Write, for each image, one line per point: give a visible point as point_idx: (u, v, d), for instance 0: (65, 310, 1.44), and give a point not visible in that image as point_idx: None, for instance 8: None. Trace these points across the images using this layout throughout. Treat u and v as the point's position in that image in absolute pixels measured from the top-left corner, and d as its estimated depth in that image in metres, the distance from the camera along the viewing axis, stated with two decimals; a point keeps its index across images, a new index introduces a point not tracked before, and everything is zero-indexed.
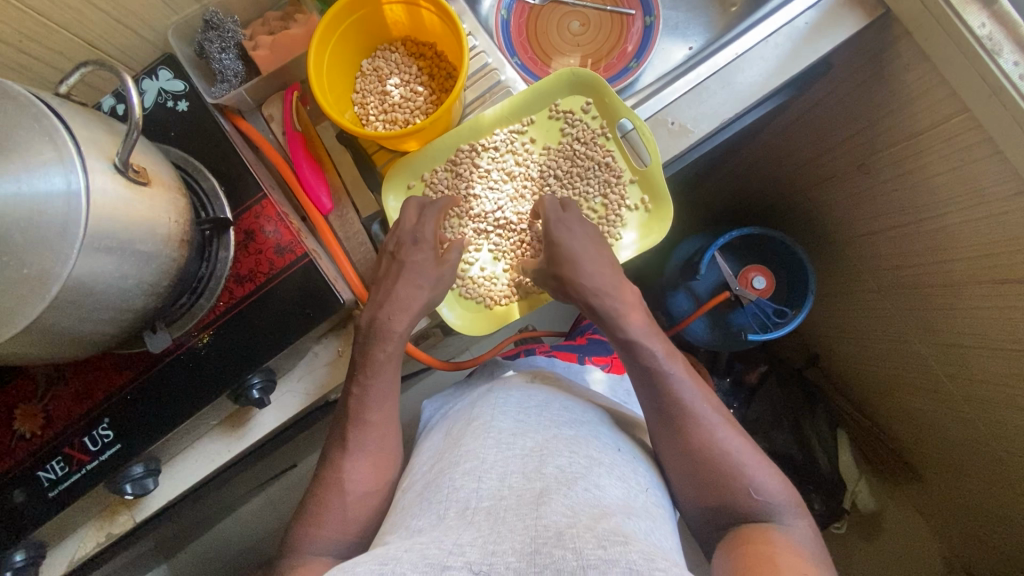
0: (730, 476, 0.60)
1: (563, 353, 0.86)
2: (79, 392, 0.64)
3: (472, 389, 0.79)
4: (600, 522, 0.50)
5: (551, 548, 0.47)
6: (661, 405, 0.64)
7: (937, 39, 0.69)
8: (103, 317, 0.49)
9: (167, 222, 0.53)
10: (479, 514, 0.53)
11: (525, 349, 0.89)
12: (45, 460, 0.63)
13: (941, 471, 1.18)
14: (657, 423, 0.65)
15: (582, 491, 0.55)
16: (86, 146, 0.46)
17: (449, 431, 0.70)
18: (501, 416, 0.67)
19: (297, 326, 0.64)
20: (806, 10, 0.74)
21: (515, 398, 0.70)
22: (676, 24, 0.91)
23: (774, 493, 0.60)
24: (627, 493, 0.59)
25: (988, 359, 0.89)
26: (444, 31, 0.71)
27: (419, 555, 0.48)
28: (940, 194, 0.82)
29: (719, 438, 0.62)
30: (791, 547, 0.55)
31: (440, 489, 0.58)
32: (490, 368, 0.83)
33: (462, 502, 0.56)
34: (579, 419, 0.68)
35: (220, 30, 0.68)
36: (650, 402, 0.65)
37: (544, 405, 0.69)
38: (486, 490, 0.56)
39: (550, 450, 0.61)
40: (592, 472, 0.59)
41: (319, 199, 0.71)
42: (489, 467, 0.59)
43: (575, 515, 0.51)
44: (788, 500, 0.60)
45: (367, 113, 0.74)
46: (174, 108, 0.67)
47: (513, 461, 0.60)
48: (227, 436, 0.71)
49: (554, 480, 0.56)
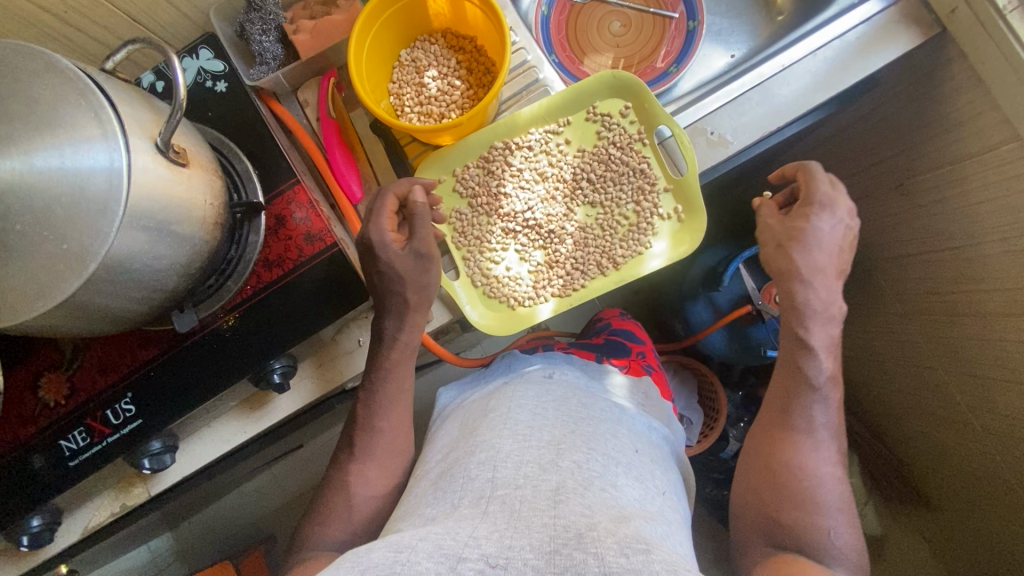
0: (805, 503, 0.60)
1: (585, 352, 0.83)
2: (104, 365, 0.64)
3: (490, 377, 0.79)
4: (620, 526, 0.50)
5: (571, 550, 0.47)
6: (784, 421, 0.64)
7: (994, 63, 0.67)
8: (135, 295, 0.50)
9: (203, 204, 0.52)
10: (495, 505, 0.54)
11: (544, 345, 0.87)
12: (67, 430, 0.63)
13: (951, 501, 1.16)
14: (782, 429, 0.64)
15: (599, 493, 0.56)
16: (130, 125, 0.45)
17: (465, 421, 0.70)
18: (518, 407, 0.67)
19: (322, 315, 0.64)
20: (857, 25, 0.72)
21: (532, 392, 0.70)
22: (720, 30, 0.89)
23: (848, 545, 0.59)
24: (643, 496, 0.59)
25: (1014, 394, 0.87)
26: (486, 25, 0.70)
27: (434, 546, 0.47)
28: (981, 221, 0.80)
29: (813, 467, 0.61)
30: None
31: (455, 480, 0.59)
32: (508, 360, 0.81)
33: (478, 492, 0.56)
34: (598, 415, 0.67)
35: (262, 12, 0.67)
36: (789, 408, 0.64)
37: (562, 400, 0.69)
38: (501, 479, 0.57)
39: (567, 444, 0.61)
40: (609, 472, 0.59)
41: (350, 188, 0.71)
42: (506, 457, 0.59)
43: (592, 517, 0.51)
44: (857, 558, 0.59)
45: (403, 104, 0.73)
46: (212, 88, 0.67)
47: (529, 452, 0.60)
48: (245, 418, 0.71)
49: (571, 477, 0.57)
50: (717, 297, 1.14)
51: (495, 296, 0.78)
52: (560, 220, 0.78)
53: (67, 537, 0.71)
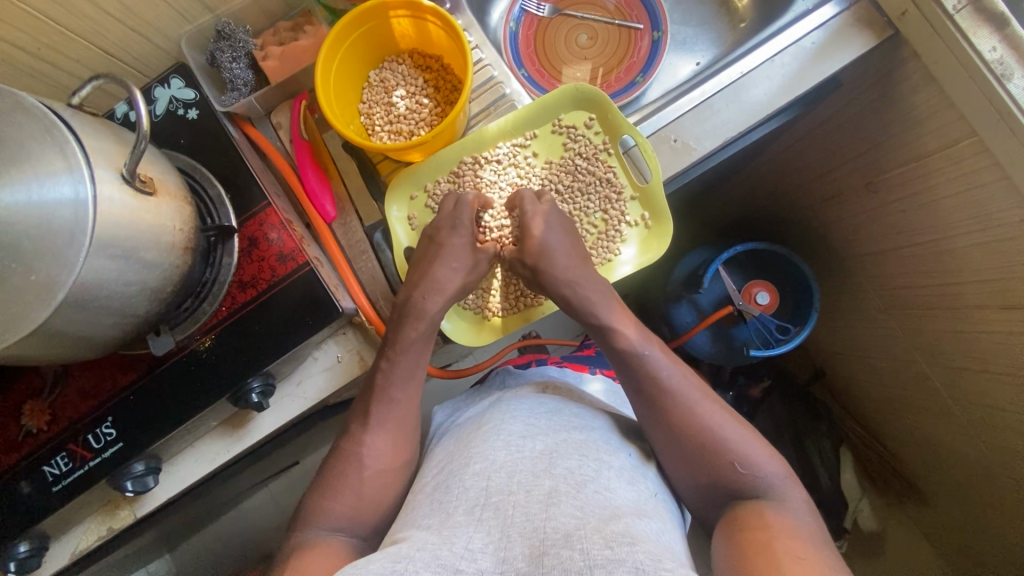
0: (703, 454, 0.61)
1: (576, 364, 0.86)
2: (83, 390, 0.65)
3: (484, 396, 0.79)
4: (609, 524, 0.50)
5: (558, 550, 0.48)
6: (639, 391, 0.66)
7: (946, 63, 0.69)
8: (107, 321, 0.51)
9: (172, 230, 0.54)
10: (489, 513, 0.54)
11: (536, 358, 0.89)
12: (50, 456, 0.64)
13: (944, 492, 1.17)
14: (640, 406, 0.67)
15: (593, 494, 0.56)
16: (94, 156, 0.47)
17: (460, 436, 0.69)
18: (511, 419, 0.67)
19: (298, 333, 0.65)
20: (814, 31, 0.74)
21: (526, 404, 0.70)
22: (685, 39, 0.92)
23: (762, 465, 0.60)
24: (638, 496, 0.59)
25: (995, 384, 0.87)
26: (450, 44, 0.72)
27: (431, 556, 0.48)
28: (947, 215, 0.81)
29: (694, 412, 0.63)
30: (789, 527, 0.54)
31: (449, 490, 0.58)
32: (502, 376, 0.84)
33: (473, 500, 0.56)
34: (590, 424, 0.68)
35: (231, 40, 0.69)
36: (631, 386, 0.67)
37: (556, 411, 0.69)
38: (495, 486, 0.57)
39: (560, 452, 0.61)
40: (601, 476, 0.59)
41: (323, 207, 0.73)
42: (499, 467, 0.59)
43: (583, 517, 0.52)
44: (777, 471, 0.60)
45: (373, 123, 0.75)
46: (184, 116, 0.68)
47: (522, 461, 0.60)
48: (227, 437, 0.72)
49: (564, 481, 0.57)
50: (699, 298, 1.15)
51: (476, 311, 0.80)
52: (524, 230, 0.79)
53: (55, 563, 0.72)
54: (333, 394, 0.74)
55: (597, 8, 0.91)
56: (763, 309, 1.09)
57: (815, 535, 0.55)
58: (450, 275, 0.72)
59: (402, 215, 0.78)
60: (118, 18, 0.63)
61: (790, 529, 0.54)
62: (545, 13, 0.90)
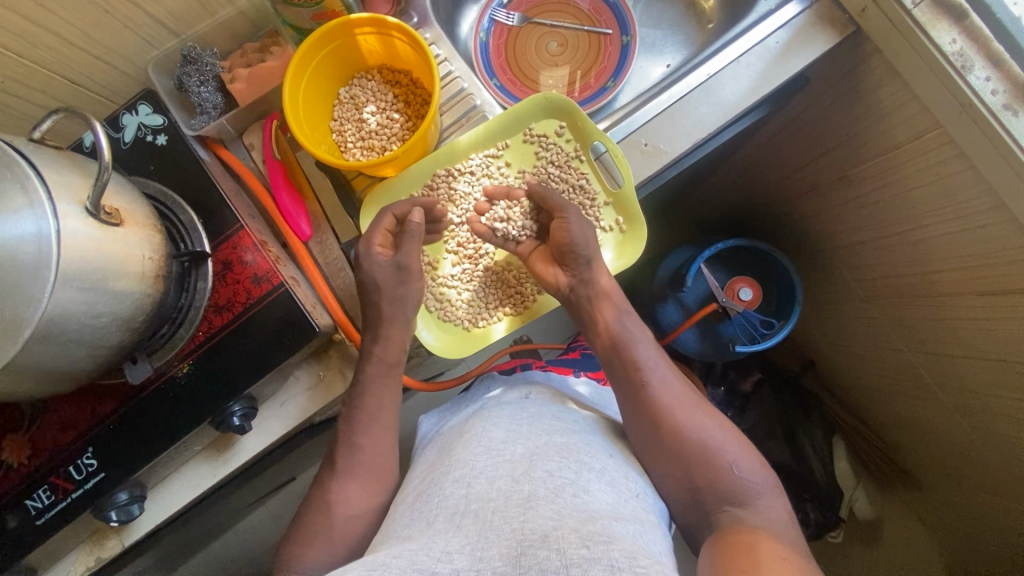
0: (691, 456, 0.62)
1: (561, 367, 0.85)
2: (63, 422, 0.65)
3: (469, 401, 0.80)
4: (586, 525, 0.51)
5: (536, 550, 0.47)
6: (631, 393, 0.67)
7: (907, 58, 0.70)
8: (79, 353, 0.51)
9: (141, 259, 0.54)
10: (468, 518, 0.54)
11: (522, 363, 0.88)
12: (32, 490, 0.64)
13: (937, 476, 1.17)
14: (629, 406, 0.67)
15: (570, 498, 0.56)
16: (57, 190, 0.47)
17: (443, 446, 0.69)
18: (493, 427, 0.67)
19: (276, 354, 0.65)
20: (778, 30, 0.75)
21: (509, 411, 0.71)
22: (654, 43, 0.93)
23: (751, 472, 0.61)
24: (616, 499, 0.58)
25: (977, 368, 0.88)
26: (417, 59, 0.73)
27: (409, 562, 0.47)
28: (919, 206, 0.82)
29: (685, 416, 0.64)
30: (771, 531, 0.55)
31: (432, 499, 0.59)
32: (487, 383, 0.83)
33: (454, 506, 0.56)
34: (572, 427, 0.68)
35: (197, 64, 0.70)
36: (621, 384, 0.68)
37: (537, 416, 0.69)
38: (476, 493, 0.57)
39: (540, 455, 0.62)
40: (580, 478, 0.59)
41: (298, 226, 0.72)
42: (478, 473, 0.60)
43: (561, 519, 0.52)
44: (765, 480, 0.61)
45: (345, 140, 0.76)
46: (152, 142, 0.68)
47: (503, 467, 0.60)
48: (212, 460, 0.71)
49: (543, 485, 0.57)
50: (684, 297, 1.15)
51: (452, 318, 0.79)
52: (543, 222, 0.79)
53: None
54: (317, 411, 0.74)
55: (565, 15, 0.92)
56: (746, 305, 1.11)
57: (796, 542, 0.56)
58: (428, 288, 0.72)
59: None
60: (83, 48, 0.63)
61: (772, 534, 0.55)
62: (514, 22, 0.91)
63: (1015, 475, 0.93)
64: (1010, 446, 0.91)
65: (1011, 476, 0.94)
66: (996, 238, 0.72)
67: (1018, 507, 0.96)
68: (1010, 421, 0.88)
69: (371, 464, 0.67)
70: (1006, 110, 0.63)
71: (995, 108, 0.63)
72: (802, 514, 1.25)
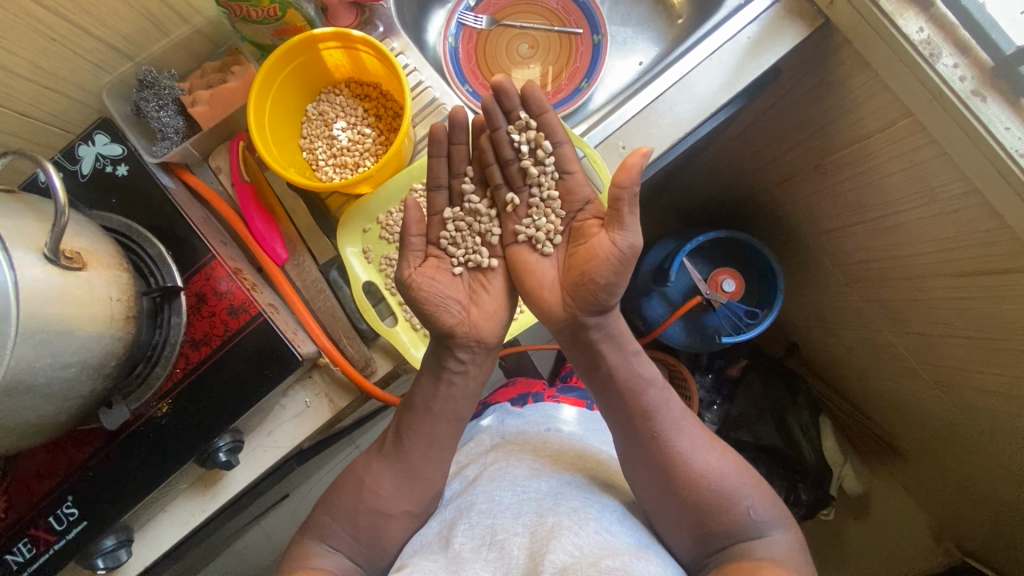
0: (703, 502, 0.63)
1: (571, 398, 0.86)
2: (38, 472, 0.62)
3: (485, 434, 0.81)
4: (605, 558, 0.52)
5: None
6: (642, 439, 0.66)
7: (875, 47, 0.70)
8: (47, 407, 0.49)
9: (109, 302, 0.52)
10: (495, 552, 0.57)
11: (533, 393, 0.88)
12: (11, 544, 0.62)
13: (921, 450, 1.20)
14: (637, 449, 0.66)
15: (593, 532, 0.57)
16: (12, 240, 0.44)
17: (468, 476, 0.73)
18: (517, 461, 0.70)
19: (259, 387, 0.63)
20: (749, 24, 0.74)
21: (533, 446, 0.73)
22: (624, 40, 0.93)
23: (764, 509, 0.63)
24: (638, 540, 0.60)
25: (955, 347, 0.90)
26: (385, 72, 0.71)
27: None
28: (893, 193, 0.83)
29: (696, 461, 0.65)
30: (782, 562, 0.58)
31: (457, 530, 0.61)
32: (500, 414, 0.84)
33: (479, 539, 0.59)
34: (596, 472, 0.71)
35: (155, 88, 0.67)
36: (629, 428, 0.67)
37: (561, 451, 0.72)
38: (500, 525, 0.60)
39: (564, 494, 0.64)
40: (602, 516, 0.61)
41: (273, 250, 0.70)
42: (505, 507, 0.62)
43: (582, 554, 0.53)
44: (777, 514, 0.64)
45: (316, 158, 0.74)
46: (113, 173, 0.65)
47: (527, 502, 0.63)
48: (198, 497, 0.68)
49: (566, 517, 0.59)
50: (668, 291, 1.16)
51: (498, 324, 0.69)
52: (570, 199, 0.68)
53: None
54: (306, 439, 0.72)
55: (535, 16, 0.90)
56: (730, 297, 1.11)
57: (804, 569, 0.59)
58: (439, 275, 0.68)
59: (357, 251, 0.73)
60: (29, 77, 0.59)
61: (783, 566, 0.57)
62: (482, 26, 0.90)
63: (999, 447, 0.95)
64: (990, 419, 0.93)
65: (993, 448, 0.96)
66: (969, 222, 0.74)
67: (1001, 476, 0.99)
68: (990, 396, 0.90)
69: (365, 488, 0.66)
70: (975, 96, 0.63)
71: (964, 95, 0.64)
72: (794, 496, 1.27)
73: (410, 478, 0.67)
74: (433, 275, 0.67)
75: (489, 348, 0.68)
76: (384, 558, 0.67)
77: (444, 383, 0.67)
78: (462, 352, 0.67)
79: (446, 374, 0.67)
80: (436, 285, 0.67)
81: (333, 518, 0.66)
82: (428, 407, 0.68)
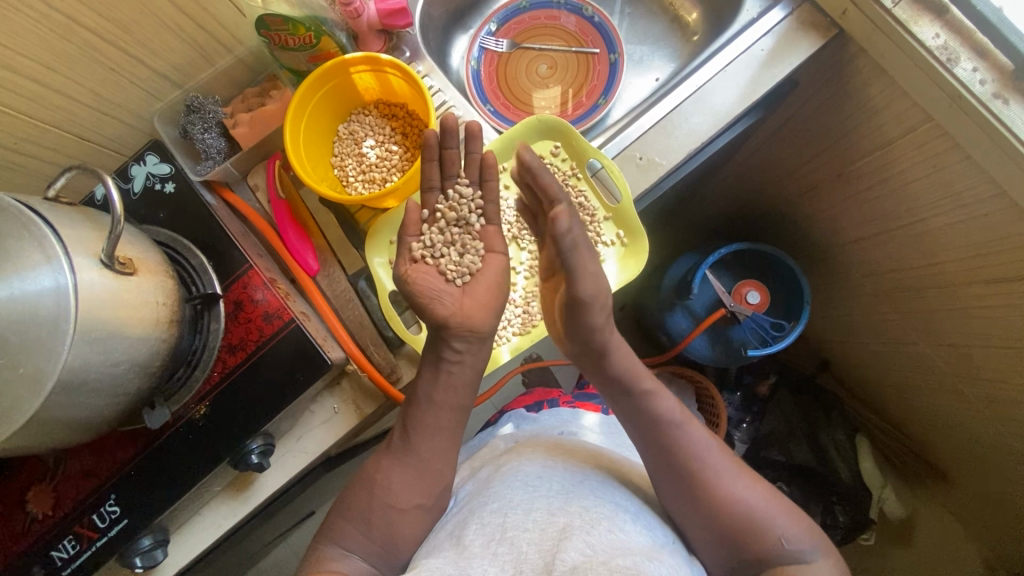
0: (733, 528, 0.62)
1: (588, 404, 0.86)
2: (84, 472, 0.66)
3: (501, 436, 0.83)
4: (617, 559, 0.52)
5: None
6: (667, 465, 0.66)
7: (891, 54, 0.70)
8: (95, 403, 0.52)
9: (155, 305, 0.56)
10: (504, 547, 0.57)
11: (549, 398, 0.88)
12: (57, 541, 0.65)
13: (968, 471, 1.13)
14: (663, 473, 0.66)
15: (605, 533, 0.57)
16: (73, 245, 0.49)
17: (481, 477, 0.73)
18: (529, 461, 0.70)
19: (289, 390, 0.66)
20: (762, 37, 0.76)
21: (542, 449, 0.73)
22: (641, 58, 0.96)
23: (796, 535, 0.61)
24: (652, 542, 0.59)
25: (997, 358, 0.86)
26: (411, 92, 0.75)
27: None
28: (918, 201, 0.82)
29: (725, 488, 0.63)
30: None
31: (468, 528, 0.61)
32: (516, 420, 0.85)
33: (490, 535, 0.59)
34: (612, 472, 0.71)
35: (202, 112, 0.72)
36: (657, 459, 0.66)
37: (573, 453, 0.72)
38: (511, 522, 0.60)
39: (576, 493, 0.63)
40: (617, 518, 0.60)
41: (306, 262, 0.73)
42: (516, 505, 0.62)
43: (593, 554, 0.53)
44: (811, 540, 0.62)
45: (346, 174, 0.78)
46: (161, 190, 0.70)
47: (538, 500, 0.63)
48: (231, 501, 0.71)
49: (578, 518, 0.58)
50: (692, 304, 1.14)
51: (491, 315, 0.71)
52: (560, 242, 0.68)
53: None
54: (334, 446, 0.74)
55: (554, 38, 0.94)
56: (755, 309, 1.08)
57: None
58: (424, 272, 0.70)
59: (384, 261, 0.76)
60: (90, 104, 0.65)
61: None
62: (503, 49, 0.94)
63: None
64: None
65: None
66: (1002, 226, 0.72)
67: None
68: None
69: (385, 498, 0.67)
70: (996, 98, 0.63)
71: (984, 98, 0.63)
72: (830, 518, 1.22)
73: (429, 476, 0.67)
74: (426, 272, 0.70)
75: (482, 335, 0.70)
76: (401, 557, 0.66)
77: (444, 372, 0.68)
78: (458, 341, 0.68)
79: (445, 363, 0.68)
80: (428, 282, 0.69)
81: (355, 525, 0.66)
82: (448, 411, 0.68)
